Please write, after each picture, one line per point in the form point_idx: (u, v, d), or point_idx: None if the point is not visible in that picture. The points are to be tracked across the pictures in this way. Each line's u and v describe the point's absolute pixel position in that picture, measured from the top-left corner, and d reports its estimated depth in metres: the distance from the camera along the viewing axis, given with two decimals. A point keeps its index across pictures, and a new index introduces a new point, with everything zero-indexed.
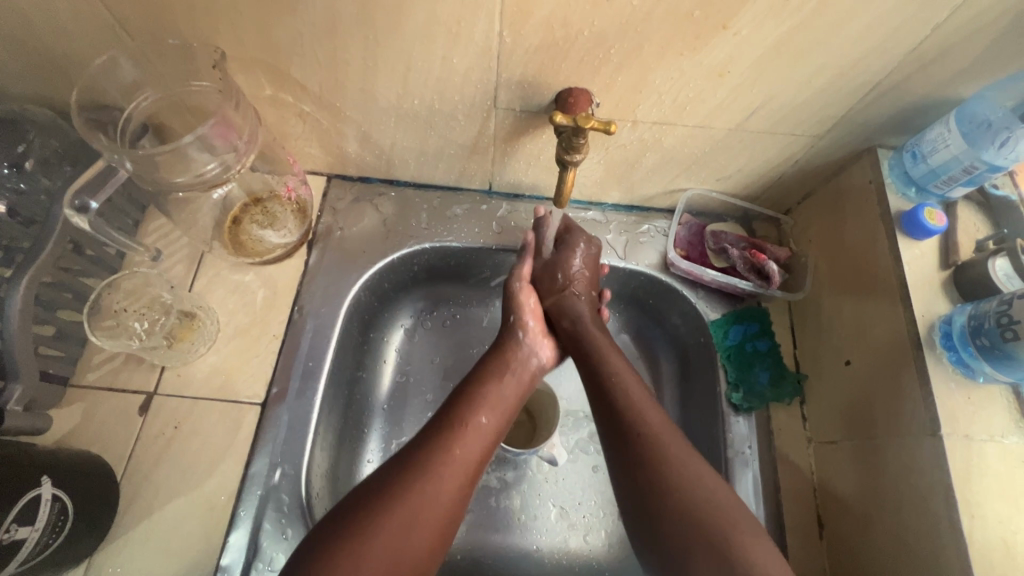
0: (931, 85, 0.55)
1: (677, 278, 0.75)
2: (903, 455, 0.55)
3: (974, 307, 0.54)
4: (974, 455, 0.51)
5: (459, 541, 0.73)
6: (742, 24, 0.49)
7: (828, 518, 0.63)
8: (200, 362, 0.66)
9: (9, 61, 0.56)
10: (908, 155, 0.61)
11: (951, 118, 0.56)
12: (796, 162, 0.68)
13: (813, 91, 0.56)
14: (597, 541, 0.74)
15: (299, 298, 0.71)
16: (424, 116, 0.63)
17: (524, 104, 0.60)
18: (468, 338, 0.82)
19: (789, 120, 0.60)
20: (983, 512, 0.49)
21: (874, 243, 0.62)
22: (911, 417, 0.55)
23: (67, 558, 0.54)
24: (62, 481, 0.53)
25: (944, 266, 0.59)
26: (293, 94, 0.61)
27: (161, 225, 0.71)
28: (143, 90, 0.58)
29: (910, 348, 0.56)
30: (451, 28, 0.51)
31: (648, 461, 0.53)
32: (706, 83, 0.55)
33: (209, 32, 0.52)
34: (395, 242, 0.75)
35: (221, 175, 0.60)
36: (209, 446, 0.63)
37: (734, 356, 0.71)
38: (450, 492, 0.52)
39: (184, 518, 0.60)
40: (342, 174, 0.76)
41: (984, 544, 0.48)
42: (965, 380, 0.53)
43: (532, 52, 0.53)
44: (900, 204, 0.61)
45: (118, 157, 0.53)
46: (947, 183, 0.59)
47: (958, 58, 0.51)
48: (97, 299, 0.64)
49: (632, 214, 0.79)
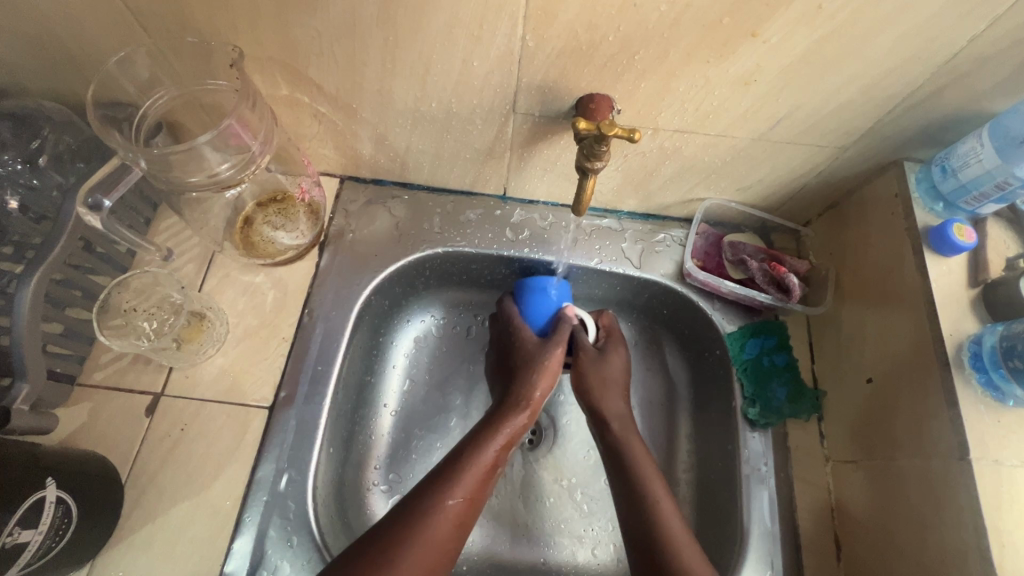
0: (964, 96, 0.53)
1: (693, 289, 0.74)
2: (928, 478, 0.53)
3: (1005, 327, 0.52)
4: (1004, 481, 0.49)
5: (466, 553, 0.71)
6: (772, 32, 0.47)
7: (847, 540, 0.62)
8: (208, 364, 0.66)
9: (25, 56, 0.56)
10: (937, 168, 0.59)
11: (984, 132, 0.54)
12: (819, 173, 0.66)
13: (842, 102, 0.55)
14: (606, 555, 0.72)
15: (309, 300, 0.70)
16: (440, 119, 0.62)
17: (543, 109, 0.58)
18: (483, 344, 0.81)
19: (814, 131, 0.59)
20: (1015, 542, 0.47)
21: (900, 258, 0.61)
22: (938, 439, 0.53)
23: (69, 561, 0.53)
24: (67, 483, 0.52)
25: (973, 283, 0.57)
26: (309, 95, 0.60)
27: (172, 224, 0.71)
28: (159, 87, 0.57)
29: (937, 367, 0.54)
30: (472, 30, 0.50)
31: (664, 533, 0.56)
32: (731, 90, 0.54)
33: (227, 30, 0.51)
34: (407, 245, 0.74)
35: (235, 175, 0.59)
36: (215, 450, 0.62)
37: (751, 369, 0.69)
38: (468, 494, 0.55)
39: (188, 522, 0.59)
40: (355, 176, 0.76)
41: (1013, 574, 0.46)
42: (994, 403, 0.52)
43: (554, 56, 0.52)
44: (927, 219, 0.60)
45: (132, 155, 0.52)
46: (978, 198, 0.57)
47: (995, 68, 0.50)
48: (107, 298, 0.63)
49: (648, 223, 0.77)
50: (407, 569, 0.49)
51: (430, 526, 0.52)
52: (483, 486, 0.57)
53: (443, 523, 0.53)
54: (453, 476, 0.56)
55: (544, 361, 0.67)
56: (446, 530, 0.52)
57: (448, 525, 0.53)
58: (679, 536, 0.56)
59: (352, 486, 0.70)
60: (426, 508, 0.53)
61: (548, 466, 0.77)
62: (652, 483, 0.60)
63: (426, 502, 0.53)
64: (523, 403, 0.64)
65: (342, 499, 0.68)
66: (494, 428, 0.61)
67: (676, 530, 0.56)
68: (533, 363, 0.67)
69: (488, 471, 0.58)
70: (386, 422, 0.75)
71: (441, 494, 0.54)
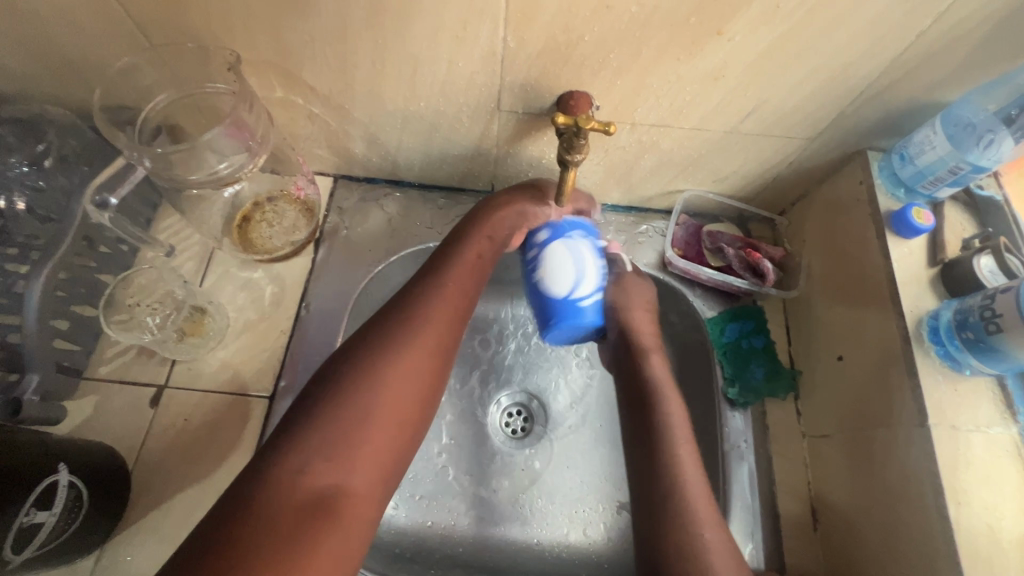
0: (918, 88, 0.57)
1: (675, 276, 0.77)
2: (891, 445, 0.57)
3: (959, 302, 0.56)
4: (961, 445, 0.53)
5: (461, 535, 0.74)
6: (736, 30, 0.51)
7: (822, 509, 0.65)
8: (210, 356, 0.68)
9: (30, 63, 0.58)
10: (897, 157, 0.63)
11: (937, 121, 0.58)
12: (790, 163, 0.70)
13: (805, 95, 0.58)
14: (596, 534, 0.75)
15: (306, 294, 0.73)
16: (428, 118, 0.65)
17: (526, 107, 0.62)
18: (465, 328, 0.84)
19: (780, 123, 0.62)
20: (970, 500, 0.51)
21: (865, 242, 0.65)
22: (900, 408, 0.56)
23: (81, 543, 0.56)
24: (77, 468, 0.54)
25: (932, 263, 0.61)
26: (303, 97, 0.63)
27: (172, 224, 0.73)
28: (159, 92, 0.60)
29: (900, 343, 0.58)
30: (456, 32, 0.53)
31: (667, 466, 0.58)
32: (700, 86, 0.58)
33: (225, 36, 0.54)
34: (400, 240, 0.77)
35: (234, 173, 0.62)
36: (218, 438, 0.65)
37: (730, 351, 0.73)
38: (442, 315, 0.58)
39: (194, 506, 0.62)
40: (348, 174, 0.78)
41: (969, 530, 0.50)
42: (951, 373, 0.55)
43: (534, 57, 0.55)
44: (889, 204, 0.64)
45: (137, 154, 0.55)
46: (934, 183, 0.61)
47: (942, 62, 0.54)
48: (111, 293, 0.66)
49: (630, 215, 0.81)
50: (377, 399, 0.52)
51: (393, 356, 0.54)
52: (462, 309, 0.61)
53: (417, 348, 0.55)
54: (423, 302, 0.59)
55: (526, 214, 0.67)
56: (413, 360, 0.55)
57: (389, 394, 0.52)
58: (693, 486, 0.57)
59: None
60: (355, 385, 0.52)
61: (540, 452, 0.80)
62: (678, 445, 0.60)
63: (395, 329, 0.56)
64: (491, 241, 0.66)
65: None
66: (471, 247, 0.64)
67: (691, 480, 0.57)
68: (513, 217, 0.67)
69: (462, 293, 0.61)
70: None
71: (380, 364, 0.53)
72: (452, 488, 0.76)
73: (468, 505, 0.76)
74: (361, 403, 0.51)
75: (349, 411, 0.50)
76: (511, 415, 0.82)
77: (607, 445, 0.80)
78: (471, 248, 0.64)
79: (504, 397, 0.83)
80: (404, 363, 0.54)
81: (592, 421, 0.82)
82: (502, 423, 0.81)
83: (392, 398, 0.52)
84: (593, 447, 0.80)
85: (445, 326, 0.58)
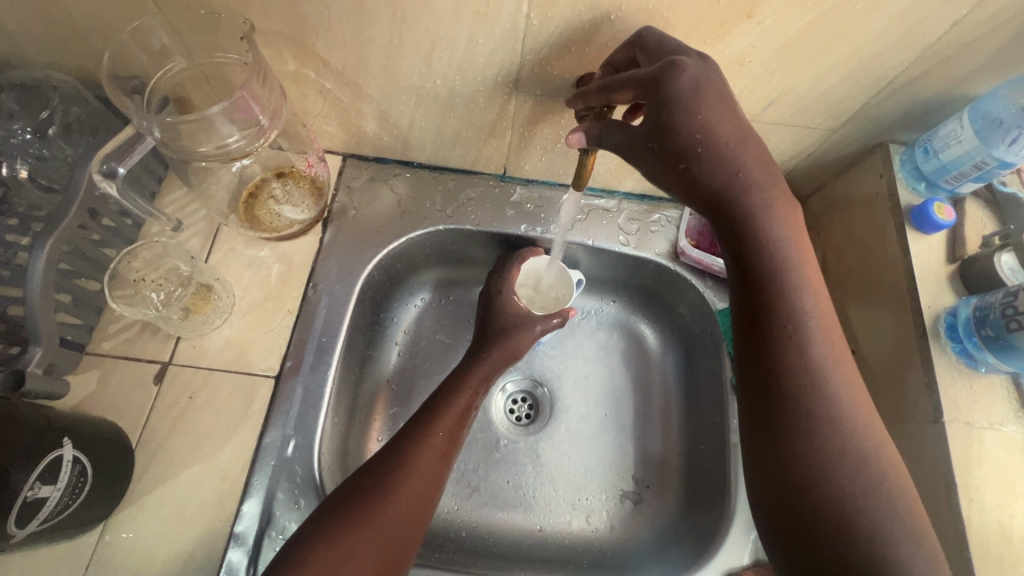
0: (946, 81, 0.56)
1: (687, 267, 0.77)
2: (903, 440, 0.57)
3: (980, 298, 0.55)
4: (973, 443, 0.53)
5: (465, 519, 0.74)
6: (767, 13, 0.49)
7: None
8: (216, 334, 0.67)
9: (32, 28, 0.56)
10: (920, 150, 0.62)
11: (965, 114, 0.57)
12: (809, 155, 0.69)
13: (831, 84, 0.57)
14: (599, 522, 0.75)
15: (314, 275, 0.72)
16: (444, 97, 0.63)
17: (544, 88, 0.60)
18: (463, 314, 0.83)
19: (804, 113, 0.61)
20: (983, 496, 0.51)
21: (883, 237, 0.64)
22: (914, 404, 0.56)
23: (84, 519, 0.55)
24: (82, 444, 0.53)
25: (951, 260, 0.60)
26: (316, 70, 0.61)
27: (177, 198, 0.72)
28: (169, 60, 0.58)
29: (916, 339, 0.57)
30: (478, 7, 0.51)
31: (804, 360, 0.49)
32: (726, 71, 0.56)
33: (238, 3, 0.53)
34: (409, 221, 0.76)
35: (243, 148, 0.60)
36: (223, 416, 0.64)
37: None
38: (444, 431, 0.59)
39: (199, 485, 0.61)
40: (357, 153, 0.77)
41: (981, 526, 0.50)
42: (967, 369, 0.55)
43: (557, 35, 0.53)
44: (910, 198, 0.63)
45: (147, 124, 0.54)
46: (957, 178, 0.60)
47: (973, 54, 0.53)
48: (115, 267, 0.64)
49: (643, 203, 0.80)
50: (382, 516, 0.50)
51: (401, 472, 0.54)
52: (461, 426, 0.61)
53: (421, 458, 0.55)
54: (428, 421, 0.59)
55: (513, 323, 0.71)
56: (421, 472, 0.54)
57: (424, 472, 0.55)
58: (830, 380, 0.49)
59: (354, 458, 0.72)
60: (397, 461, 0.55)
61: (544, 440, 0.79)
62: (806, 322, 0.50)
63: (405, 445, 0.56)
64: (497, 348, 0.69)
65: (347, 468, 0.70)
66: (465, 379, 0.65)
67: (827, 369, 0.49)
68: (509, 324, 0.71)
69: (462, 412, 0.62)
70: (411, 409, 0.77)
71: (415, 445, 0.56)
72: (456, 473, 0.76)
73: (470, 488, 0.76)
74: (370, 518, 0.50)
75: (357, 533, 0.49)
76: (516, 401, 0.82)
77: (612, 435, 0.80)
78: (459, 381, 0.65)
79: (509, 383, 0.82)
80: (413, 479, 0.54)
81: (598, 412, 0.81)
82: (507, 409, 0.81)
83: (397, 517, 0.51)
84: (598, 436, 0.80)
85: (447, 440, 0.58)
